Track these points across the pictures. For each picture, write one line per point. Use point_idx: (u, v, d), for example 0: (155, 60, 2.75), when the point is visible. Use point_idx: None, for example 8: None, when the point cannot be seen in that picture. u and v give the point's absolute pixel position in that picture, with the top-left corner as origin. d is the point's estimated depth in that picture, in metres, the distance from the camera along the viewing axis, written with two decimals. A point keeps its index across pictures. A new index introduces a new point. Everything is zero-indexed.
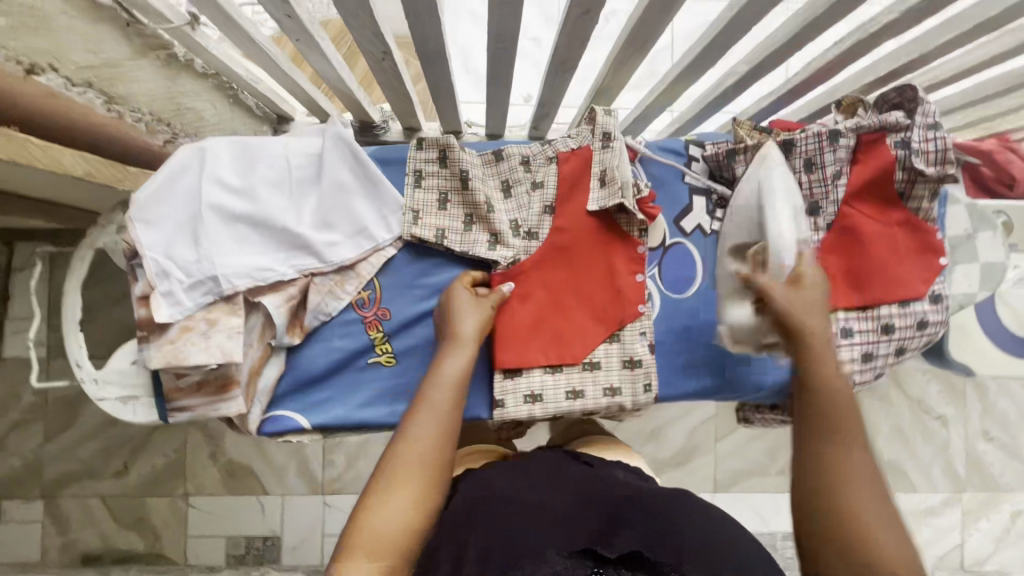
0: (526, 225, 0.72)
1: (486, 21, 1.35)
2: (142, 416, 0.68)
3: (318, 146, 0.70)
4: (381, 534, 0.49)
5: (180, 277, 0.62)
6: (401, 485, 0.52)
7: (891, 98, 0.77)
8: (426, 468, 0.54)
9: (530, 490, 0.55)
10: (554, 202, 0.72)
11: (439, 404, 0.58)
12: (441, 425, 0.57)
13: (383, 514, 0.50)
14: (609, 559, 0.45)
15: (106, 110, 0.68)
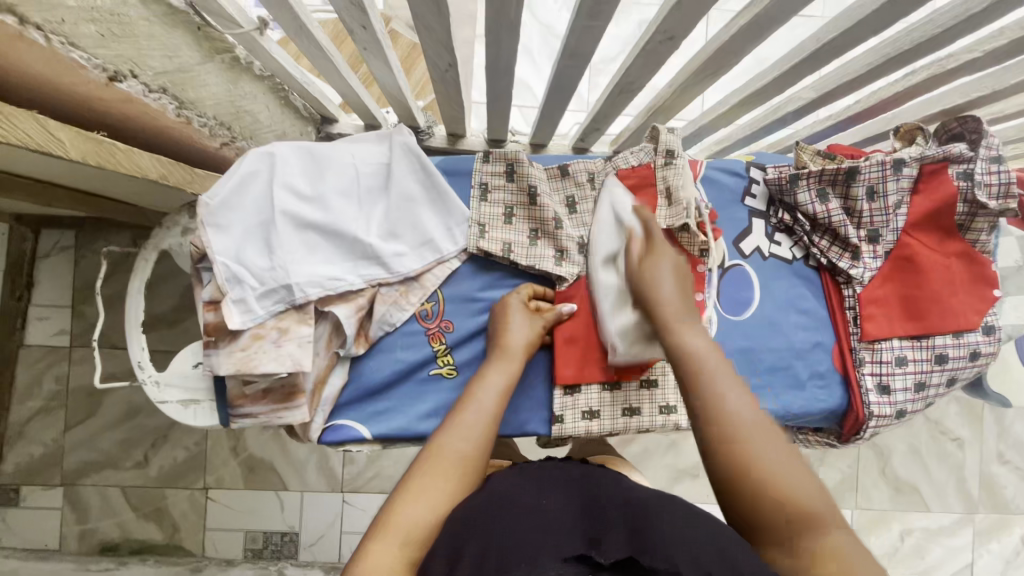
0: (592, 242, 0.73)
1: (528, 28, 1.35)
2: (202, 420, 0.68)
3: (385, 155, 0.70)
4: (411, 525, 0.47)
5: (252, 283, 0.61)
6: (437, 475, 0.51)
7: (952, 127, 0.78)
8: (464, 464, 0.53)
9: (538, 493, 0.49)
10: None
11: (480, 409, 0.57)
12: (480, 431, 0.56)
13: (412, 504, 0.48)
14: (603, 565, 0.39)
15: (176, 115, 0.68)
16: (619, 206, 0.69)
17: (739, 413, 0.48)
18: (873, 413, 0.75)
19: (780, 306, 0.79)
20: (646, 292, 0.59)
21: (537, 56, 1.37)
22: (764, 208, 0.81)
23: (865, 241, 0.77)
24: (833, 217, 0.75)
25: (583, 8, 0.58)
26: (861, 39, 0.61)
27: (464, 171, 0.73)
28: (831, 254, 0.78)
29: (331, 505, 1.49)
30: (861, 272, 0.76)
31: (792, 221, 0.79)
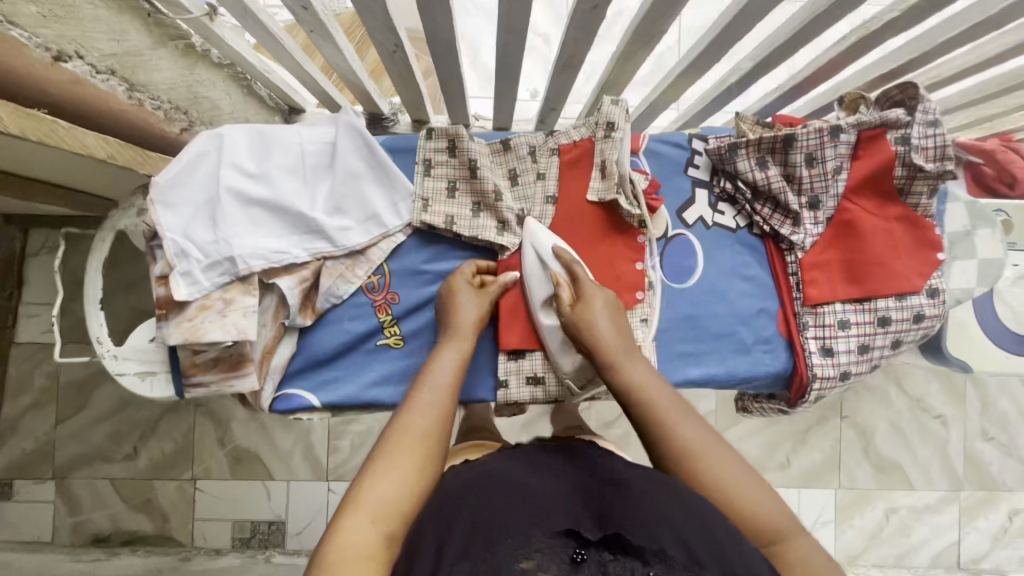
0: (531, 216, 0.75)
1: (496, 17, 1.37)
2: (159, 391, 0.70)
3: (331, 135, 0.72)
4: (382, 501, 0.47)
5: (198, 257, 0.64)
6: (400, 454, 0.50)
7: (894, 95, 0.78)
8: (425, 440, 0.52)
9: (533, 475, 0.51)
10: (556, 193, 0.75)
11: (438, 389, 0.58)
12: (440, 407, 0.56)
13: (380, 486, 0.48)
14: (592, 541, 0.40)
15: (129, 97, 0.71)
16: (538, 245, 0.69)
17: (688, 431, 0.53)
18: (815, 375, 0.77)
19: (724, 274, 0.81)
20: (587, 340, 0.61)
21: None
22: (707, 177, 0.83)
23: (807, 208, 0.79)
24: (772, 184, 0.77)
25: None
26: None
27: (410, 148, 0.76)
28: (773, 221, 0.79)
29: (316, 493, 1.51)
30: (802, 238, 0.78)
31: (733, 189, 0.81)
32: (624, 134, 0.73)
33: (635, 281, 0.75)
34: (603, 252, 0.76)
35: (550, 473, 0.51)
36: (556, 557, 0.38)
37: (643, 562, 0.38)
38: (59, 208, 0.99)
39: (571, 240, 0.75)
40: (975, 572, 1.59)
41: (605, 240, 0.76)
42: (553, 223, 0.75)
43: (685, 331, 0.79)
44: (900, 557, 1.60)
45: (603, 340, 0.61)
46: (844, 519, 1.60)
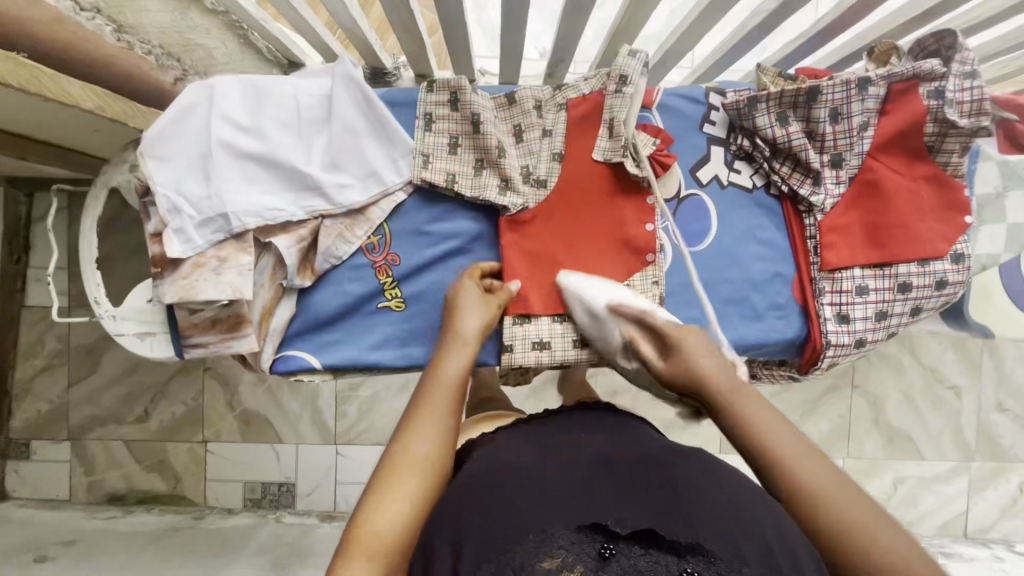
0: (536, 173, 0.71)
1: None
2: (159, 352, 0.69)
3: (327, 87, 0.69)
4: (381, 534, 0.46)
5: (190, 213, 0.62)
6: (403, 481, 0.49)
7: (928, 44, 0.73)
8: (427, 466, 0.51)
9: (542, 455, 0.52)
10: (563, 150, 0.71)
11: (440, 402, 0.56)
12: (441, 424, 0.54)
13: (382, 511, 0.47)
14: (621, 535, 0.42)
15: (117, 39, 0.67)
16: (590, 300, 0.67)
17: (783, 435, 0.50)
18: (829, 342, 0.75)
19: (739, 236, 0.78)
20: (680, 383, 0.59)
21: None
22: (723, 134, 0.78)
23: (828, 166, 0.75)
24: (793, 141, 0.72)
25: None
26: None
27: (410, 101, 0.72)
28: (793, 180, 0.75)
29: (324, 457, 1.52)
30: (821, 198, 0.74)
31: (751, 147, 0.76)
32: (635, 89, 0.69)
33: (645, 243, 0.72)
34: (612, 213, 0.72)
35: (564, 452, 0.52)
36: (583, 555, 0.41)
37: (677, 554, 0.40)
38: (57, 168, 0.97)
39: (579, 201, 0.72)
40: (981, 541, 1.60)
41: (613, 202, 0.72)
42: (559, 181, 0.71)
43: (696, 296, 0.76)
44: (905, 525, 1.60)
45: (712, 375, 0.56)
46: None
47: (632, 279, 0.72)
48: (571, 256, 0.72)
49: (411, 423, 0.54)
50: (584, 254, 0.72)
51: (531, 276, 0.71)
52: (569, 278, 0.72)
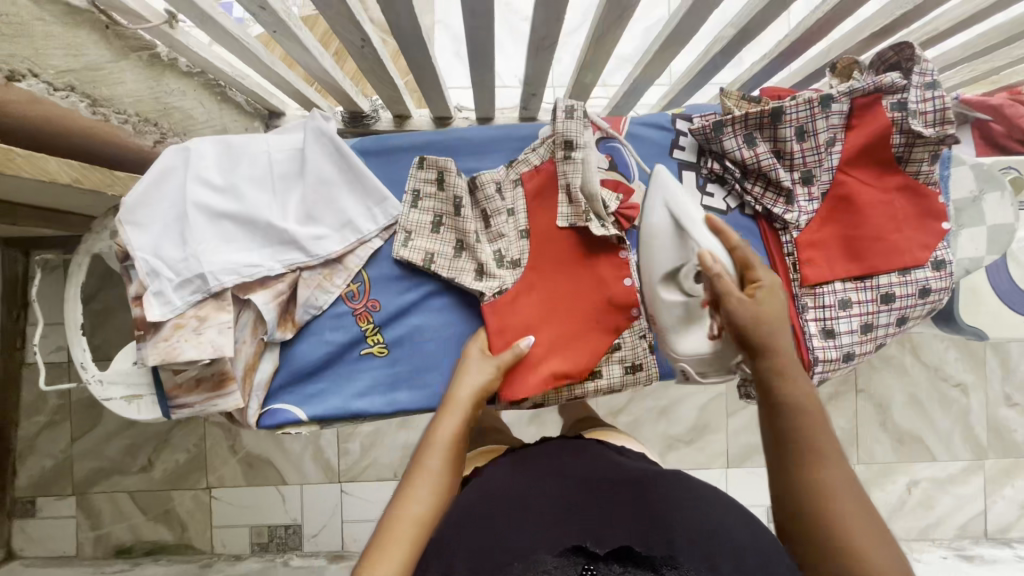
0: (509, 255, 0.72)
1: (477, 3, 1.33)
2: (146, 414, 0.69)
3: (300, 142, 0.71)
4: None
5: (169, 276, 0.63)
6: (395, 546, 0.47)
7: (889, 57, 0.75)
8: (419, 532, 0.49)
9: (527, 490, 0.52)
10: (529, 227, 0.73)
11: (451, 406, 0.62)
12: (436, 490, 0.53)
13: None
14: (599, 556, 0.40)
15: (92, 112, 0.68)
16: (680, 214, 0.62)
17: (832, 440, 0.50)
18: (817, 358, 0.74)
19: None
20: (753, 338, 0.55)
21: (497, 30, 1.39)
22: (693, 159, 0.79)
23: (800, 184, 0.75)
24: (761, 161, 0.73)
25: None
26: None
27: (384, 149, 0.74)
28: (766, 199, 0.76)
29: (329, 496, 1.51)
30: (796, 216, 0.75)
31: (722, 170, 0.77)
32: (583, 154, 0.70)
33: (627, 297, 0.72)
34: (588, 275, 0.72)
35: (549, 486, 0.52)
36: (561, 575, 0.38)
37: (655, 571, 0.38)
38: (47, 230, 0.98)
39: (552, 270, 0.72)
40: (1003, 541, 1.56)
41: (590, 264, 0.72)
42: (530, 257, 0.72)
43: None
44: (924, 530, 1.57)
45: (781, 348, 0.54)
46: None
47: (622, 335, 0.72)
48: (558, 327, 0.71)
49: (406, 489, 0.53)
50: (571, 326, 0.72)
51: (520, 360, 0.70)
52: (558, 351, 0.71)
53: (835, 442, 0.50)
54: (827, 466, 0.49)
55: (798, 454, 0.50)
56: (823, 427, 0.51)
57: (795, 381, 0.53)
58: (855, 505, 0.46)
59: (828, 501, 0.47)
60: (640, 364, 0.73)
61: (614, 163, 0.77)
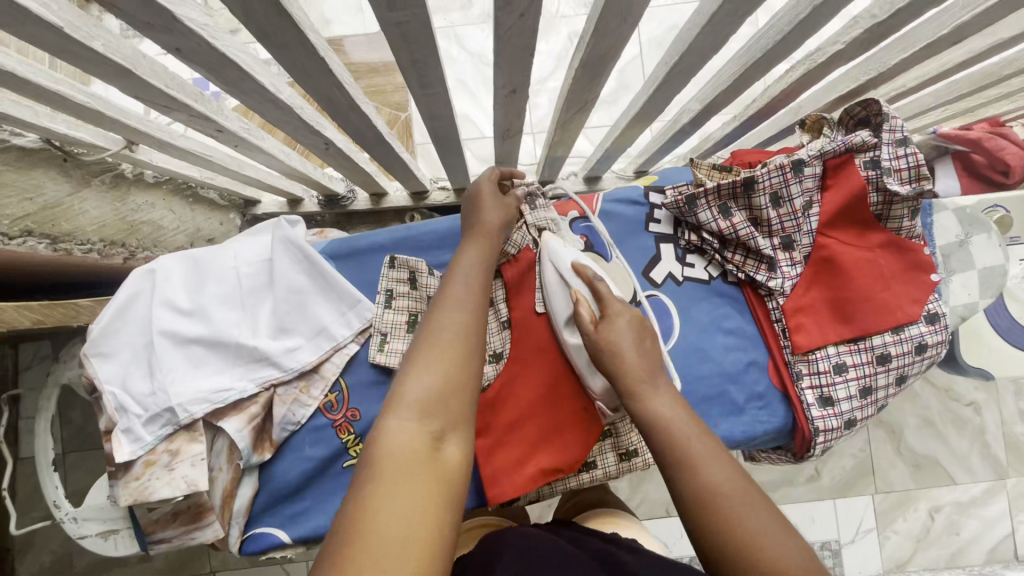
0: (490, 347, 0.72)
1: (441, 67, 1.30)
2: (124, 549, 0.67)
3: (269, 252, 0.69)
4: (394, 452, 0.44)
5: (137, 411, 0.61)
6: (409, 410, 0.47)
7: (857, 113, 0.74)
8: (437, 395, 0.49)
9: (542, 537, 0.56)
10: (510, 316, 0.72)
11: (448, 366, 0.50)
12: (452, 361, 0.51)
13: (396, 432, 0.46)
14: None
15: (51, 249, 0.67)
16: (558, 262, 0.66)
17: (722, 485, 0.47)
18: (817, 429, 0.71)
19: (705, 330, 0.76)
20: (609, 361, 0.57)
21: (471, 88, 1.40)
22: (670, 230, 0.78)
23: (781, 250, 0.74)
24: (739, 231, 0.72)
25: (412, 78, 0.57)
26: (709, 51, 0.58)
27: (356, 251, 0.75)
28: (748, 267, 0.74)
29: None
30: (780, 283, 0.73)
31: (700, 241, 0.77)
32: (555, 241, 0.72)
33: None
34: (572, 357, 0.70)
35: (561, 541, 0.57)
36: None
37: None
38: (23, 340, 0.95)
39: (537, 362, 0.70)
40: None
41: None
42: (512, 349, 0.71)
43: None
44: (952, 558, 1.50)
45: (626, 365, 0.55)
46: (885, 524, 1.51)
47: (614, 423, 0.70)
48: (544, 419, 0.69)
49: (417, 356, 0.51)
50: (557, 414, 0.69)
51: (510, 459, 0.68)
52: (549, 444, 0.68)
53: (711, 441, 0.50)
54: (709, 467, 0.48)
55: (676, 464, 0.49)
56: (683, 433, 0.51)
57: (643, 389, 0.54)
58: (787, 549, 0.44)
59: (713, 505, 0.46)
60: (635, 452, 0.70)
61: (590, 243, 0.77)
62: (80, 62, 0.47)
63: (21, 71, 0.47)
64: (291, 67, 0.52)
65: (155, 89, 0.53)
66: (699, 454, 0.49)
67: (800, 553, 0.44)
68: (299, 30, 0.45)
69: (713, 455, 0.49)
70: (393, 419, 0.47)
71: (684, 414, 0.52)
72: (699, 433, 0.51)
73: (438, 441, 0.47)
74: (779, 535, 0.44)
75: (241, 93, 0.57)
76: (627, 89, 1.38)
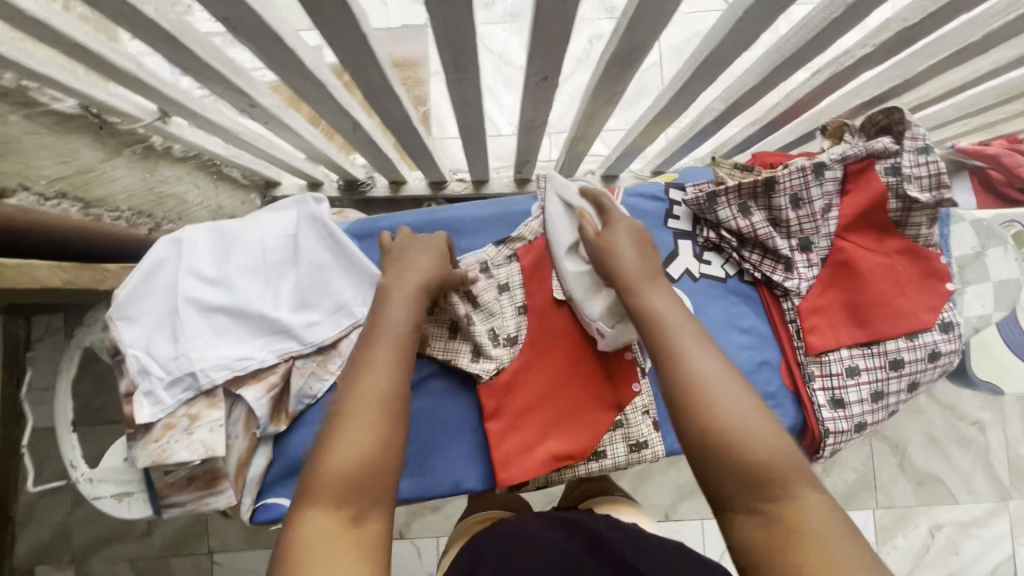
0: (505, 332, 0.71)
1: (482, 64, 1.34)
2: (137, 512, 0.67)
3: (293, 227, 0.71)
4: (309, 547, 0.41)
5: (160, 374, 0.62)
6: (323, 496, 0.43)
7: (878, 121, 0.74)
8: (357, 474, 0.44)
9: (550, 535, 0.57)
10: (525, 302, 0.72)
11: (368, 437, 0.45)
12: (373, 430, 0.46)
13: (310, 523, 0.42)
14: None
15: (83, 215, 0.69)
16: (563, 193, 0.69)
17: (707, 374, 0.47)
18: (827, 430, 0.71)
19: (720, 328, 0.76)
20: (608, 262, 0.57)
21: (492, 85, 1.42)
22: (689, 227, 0.79)
23: (798, 251, 0.74)
24: (758, 230, 0.73)
25: (446, 61, 0.58)
26: (740, 49, 0.59)
27: (380, 231, 0.76)
28: (764, 267, 0.75)
29: None
30: (796, 283, 0.74)
31: (718, 239, 0.77)
32: None
33: (626, 372, 0.70)
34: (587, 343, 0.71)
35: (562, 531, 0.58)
36: None
37: None
38: None
39: (552, 347, 0.71)
40: None
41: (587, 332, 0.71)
42: (528, 333, 0.71)
43: None
44: None
45: (623, 265, 0.56)
46: (885, 540, 1.50)
47: (625, 412, 0.70)
48: (555, 405, 0.70)
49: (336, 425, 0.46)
50: (569, 401, 0.70)
51: (520, 443, 0.68)
52: (560, 430, 0.69)
53: (699, 335, 0.50)
54: (694, 357, 0.48)
55: (663, 353, 0.49)
56: (673, 322, 0.51)
57: (640, 285, 0.54)
58: (761, 439, 0.44)
59: (694, 389, 0.46)
60: (646, 443, 0.70)
61: None
62: (131, 26, 0.49)
63: (69, 32, 0.49)
64: (332, 43, 0.53)
65: (198, 59, 0.55)
66: (684, 343, 0.49)
67: (780, 446, 0.44)
68: (345, 6, 0.46)
69: (700, 343, 0.49)
70: (310, 509, 0.43)
71: (677, 306, 0.52)
72: (688, 325, 0.50)
73: (355, 523, 0.43)
74: (755, 420, 0.45)
75: (280, 67, 0.58)
76: (647, 91, 1.39)
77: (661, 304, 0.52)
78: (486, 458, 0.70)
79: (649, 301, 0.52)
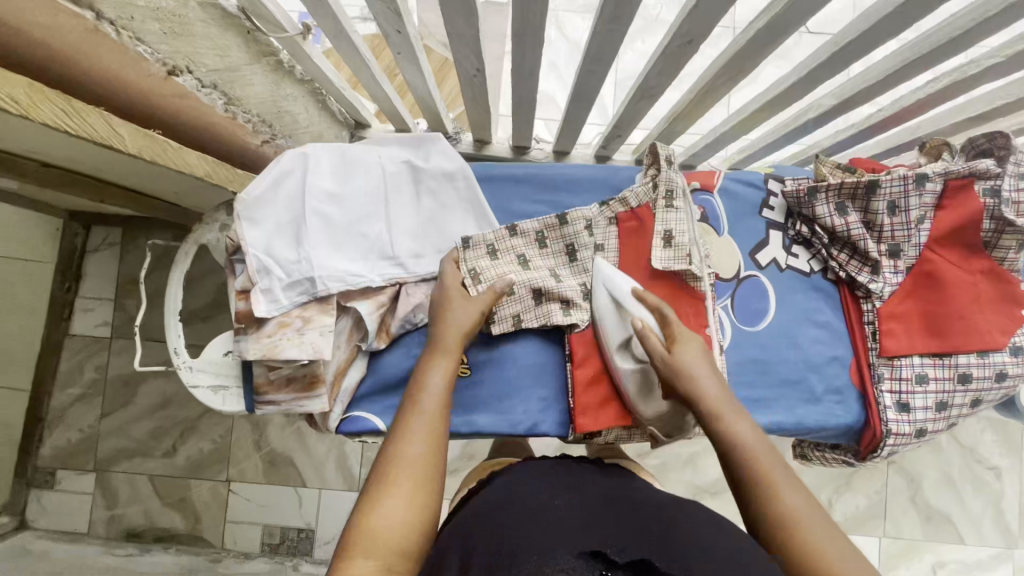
0: None
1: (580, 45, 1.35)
2: (231, 406, 0.71)
3: (410, 159, 0.74)
4: None
5: (280, 275, 0.65)
6: (367, 551, 0.44)
7: (980, 144, 0.76)
8: (399, 528, 0.46)
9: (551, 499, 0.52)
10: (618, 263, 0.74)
11: (409, 496, 0.48)
12: (414, 487, 0.49)
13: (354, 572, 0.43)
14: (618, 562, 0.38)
15: (224, 109, 0.72)
16: (613, 284, 0.69)
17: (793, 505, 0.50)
18: (890, 430, 0.74)
19: (796, 319, 0.79)
20: (681, 386, 0.61)
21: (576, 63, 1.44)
22: (781, 219, 0.82)
23: (886, 256, 0.77)
24: (852, 230, 0.76)
25: (604, 10, 0.59)
26: (887, 37, 0.61)
27: (489, 177, 0.79)
28: (851, 267, 0.78)
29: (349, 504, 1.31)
30: (880, 286, 0.76)
31: (810, 233, 0.80)
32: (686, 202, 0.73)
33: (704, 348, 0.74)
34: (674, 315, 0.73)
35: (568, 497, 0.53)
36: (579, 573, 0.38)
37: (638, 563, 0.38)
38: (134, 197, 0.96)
39: None
40: None
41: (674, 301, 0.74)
42: None
43: (757, 374, 0.77)
44: None
45: (705, 393, 0.60)
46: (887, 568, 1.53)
47: None
48: None
49: (378, 491, 0.48)
50: None
51: (600, 396, 0.71)
52: None
53: (784, 467, 0.54)
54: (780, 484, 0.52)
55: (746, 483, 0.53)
56: (760, 452, 0.55)
57: (728, 415, 0.58)
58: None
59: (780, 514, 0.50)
60: None
61: (705, 214, 0.81)
62: None
63: None
64: None
65: None
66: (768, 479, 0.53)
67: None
68: None
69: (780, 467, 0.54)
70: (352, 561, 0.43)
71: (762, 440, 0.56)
72: (771, 454, 0.55)
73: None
74: (849, 558, 0.47)
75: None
76: None
77: (744, 431, 0.57)
78: (563, 407, 0.73)
79: (740, 432, 0.57)
